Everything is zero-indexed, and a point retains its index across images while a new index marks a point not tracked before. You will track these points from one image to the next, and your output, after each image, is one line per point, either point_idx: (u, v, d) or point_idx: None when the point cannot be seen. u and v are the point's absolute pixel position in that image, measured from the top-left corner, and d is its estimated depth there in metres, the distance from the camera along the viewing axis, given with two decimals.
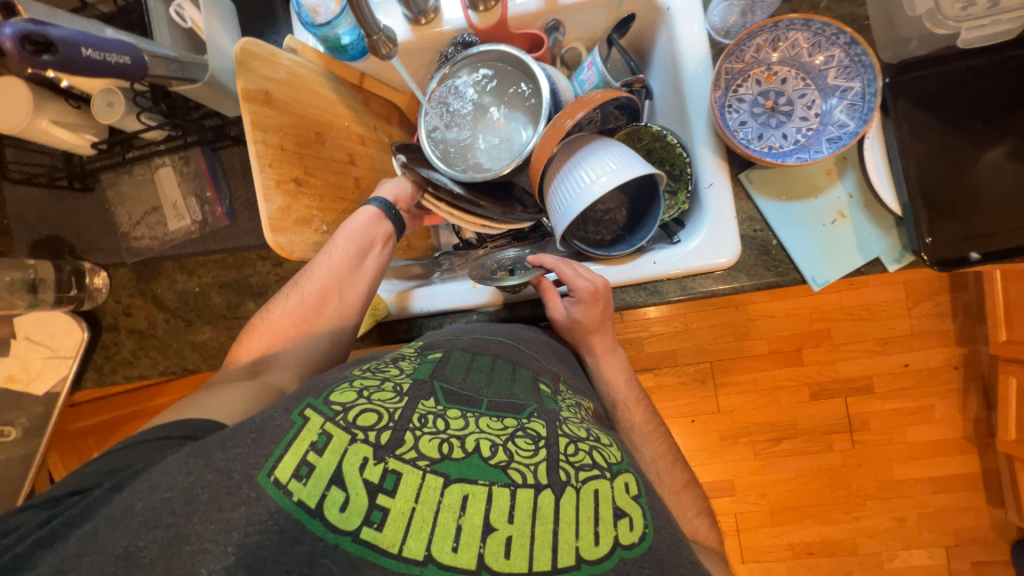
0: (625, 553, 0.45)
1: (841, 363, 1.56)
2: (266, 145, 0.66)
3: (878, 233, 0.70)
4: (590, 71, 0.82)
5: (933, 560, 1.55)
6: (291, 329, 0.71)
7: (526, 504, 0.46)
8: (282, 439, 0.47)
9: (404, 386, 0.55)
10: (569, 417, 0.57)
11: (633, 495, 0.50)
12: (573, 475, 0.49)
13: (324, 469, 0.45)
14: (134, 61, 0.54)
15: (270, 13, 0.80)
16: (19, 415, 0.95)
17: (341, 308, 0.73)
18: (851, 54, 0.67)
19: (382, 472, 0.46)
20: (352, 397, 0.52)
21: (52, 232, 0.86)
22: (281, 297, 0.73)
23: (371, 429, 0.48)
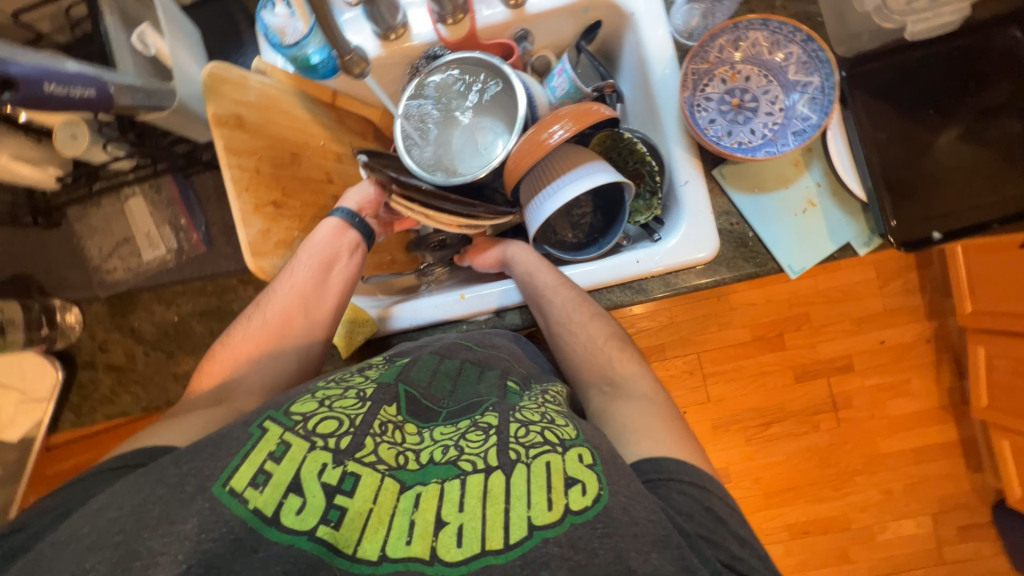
0: (576, 517, 0.45)
1: (822, 344, 1.61)
2: (241, 169, 0.65)
3: (846, 220, 0.73)
4: (561, 78, 0.83)
5: (922, 528, 1.60)
6: (255, 351, 0.69)
7: (476, 488, 0.48)
8: (238, 450, 0.47)
9: (368, 392, 0.58)
10: (525, 405, 0.59)
11: (587, 463, 0.49)
12: (523, 453, 0.50)
13: (281, 476, 0.46)
14: (99, 93, 0.54)
15: (237, 35, 0.79)
16: None
17: (309, 324, 0.73)
18: (808, 50, 0.70)
19: (341, 474, 0.47)
20: (313, 406, 0.53)
21: (19, 270, 0.83)
22: (243, 319, 0.72)
23: (331, 435, 0.50)
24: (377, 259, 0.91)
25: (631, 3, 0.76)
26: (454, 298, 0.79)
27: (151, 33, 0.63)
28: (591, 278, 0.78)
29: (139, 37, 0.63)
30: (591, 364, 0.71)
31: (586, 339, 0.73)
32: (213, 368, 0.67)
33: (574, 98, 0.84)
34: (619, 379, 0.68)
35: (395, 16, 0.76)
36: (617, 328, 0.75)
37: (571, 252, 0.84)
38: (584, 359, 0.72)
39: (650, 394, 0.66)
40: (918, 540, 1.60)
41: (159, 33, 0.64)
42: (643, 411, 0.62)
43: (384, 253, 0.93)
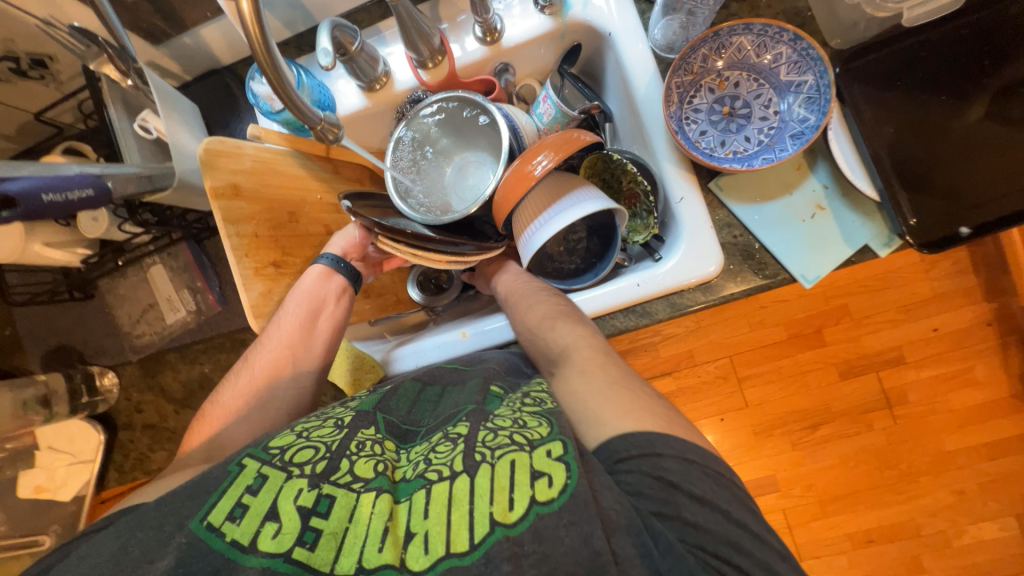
0: (542, 508, 0.46)
1: (865, 337, 1.51)
2: (240, 237, 0.69)
3: (861, 221, 0.68)
4: (546, 104, 0.82)
5: (1006, 532, 1.44)
6: (242, 408, 0.71)
7: (441, 494, 0.50)
8: (217, 488, 0.52)
9: (346, 419, 0.61)
10: (499, 412, 0.58)
11: (556, 455, 0.50)
12: (488, 454, 0.51)
13: (259, 506, 0.50)
14: (97, 190, 0.56)
15: (234, 103, 0.84)
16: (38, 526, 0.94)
17: (297, 376, 0.75)
18: (798, 49, 0.66)
19: (315, 496, 0.51)
20: (290, 439, 0.58)
21: (61, 341, 0.90)
22: (233, 376, 0.75)
23: (306, 463, 0.54)
24: (381, 301, 0.92)
25: (607, 23, 0.75)
26: (455, 337, 0.80)
27: (151, 118, 0.68)
28: (592, 305, 0.76)
29: (141, 124, 0.68)
30: (538, 350, 0.72)
31: (526, 329, 0.73)
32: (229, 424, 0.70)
33: (562, 121, 0.83)
34: (562, 353, 0.68)
35: (376, 68, 0.78)
36: (561, 304, 0.75)
37: (568, 281, 0.84)
38: (533, 346, 0.73)
39: (585, 366, 0.64)
40: (1003, 545, 1.45)
41: (157, 116, 0.69)
42: (595, 388, 0.60)
43: (388, 295, 0.93)
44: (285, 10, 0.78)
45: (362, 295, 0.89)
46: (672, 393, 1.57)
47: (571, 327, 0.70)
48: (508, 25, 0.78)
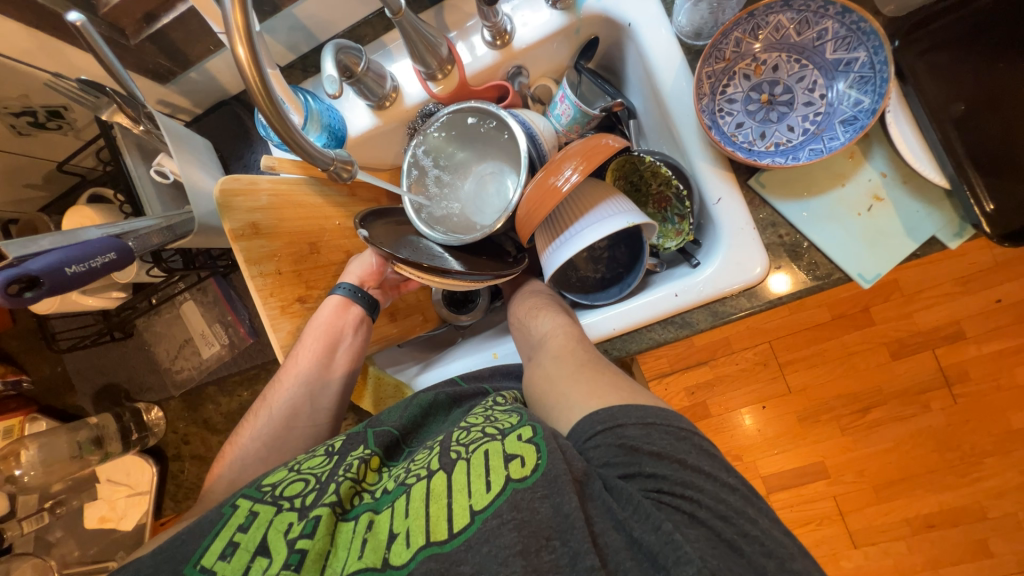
0: (518, 484, 0.49)
1: (919, 313, 1.38)
2: (264, 276, 0.69)
3: (926, 210, 0.61)
4: (564, 105, 0.76)
5: None
6: (261, 450, 0.71)
7: (421, 492, 0.52)
8: (210, 531, 0.53)
9: (337, 445, 0.64)
10: (473, 413, 0.63)
11: (526, 438, 0.53)
12: (464, 451, 0.55)
13: (249, 543, 0.52)
14: (118, 252, 0.54)
15: (247, 133, 0.82)
16: (92, 554, 0.96)
17: (313, 415, 0.74)
18: (848, 23, 0.59)
19: (304, 523, 0.53)
20: (283, 474, 0.60)
21: (108, 379, 0.93)
22: (251, 416, 0.74)
23: (296, 496, 0.56)
24: (409, 323, 0.90)
25: (626, 13, 0.69)
26: (487, 357, 0.81)
27: (167, 161, 0.67)
28: (626, 319, 0.70)
29: (157, 169, 0.68)
30: (522, 339, 0.76)
31: (515, 321, 0.79)
32: (267, 462, 0.70)
33: (582, 121, 0.78)
34: (541, 341, 0.71)
35: (384, 85, 0.74)
36: (547, 297, 0.78)
37: (592, 294, 0.80)
38: (519, 337, 0.77)
39: (556, 352, 0.66)
40: None
41: (171, 158, 0.68)
42: (572, 383, 0.61)
43: (415, 314, 0.91)
44: (287, 33, 0.75)
45: (389, 319, 0.87)
46: (710, 382, 1.47)
47: (552, 317, 0.73)
48: (519, 25, 0.73)
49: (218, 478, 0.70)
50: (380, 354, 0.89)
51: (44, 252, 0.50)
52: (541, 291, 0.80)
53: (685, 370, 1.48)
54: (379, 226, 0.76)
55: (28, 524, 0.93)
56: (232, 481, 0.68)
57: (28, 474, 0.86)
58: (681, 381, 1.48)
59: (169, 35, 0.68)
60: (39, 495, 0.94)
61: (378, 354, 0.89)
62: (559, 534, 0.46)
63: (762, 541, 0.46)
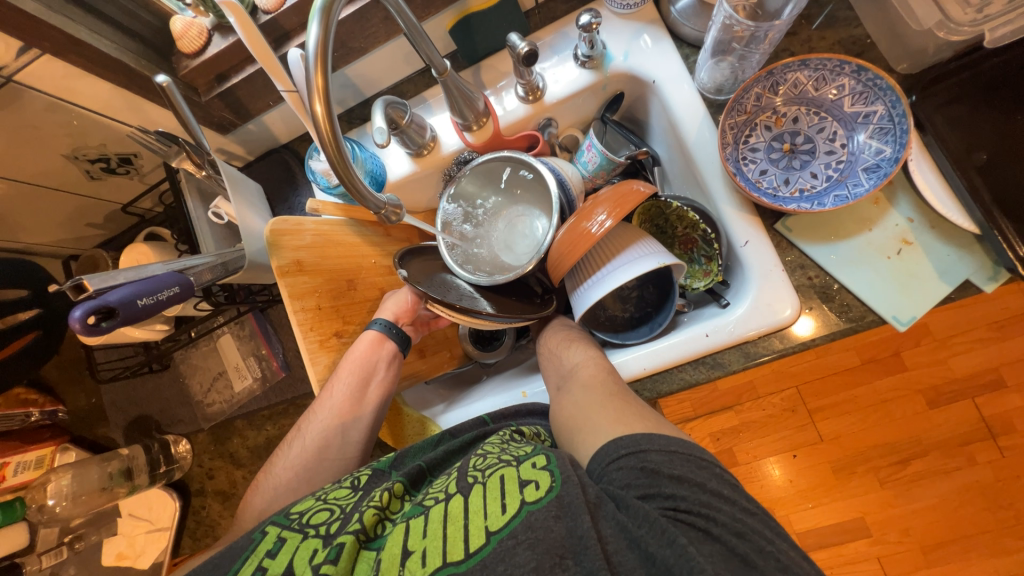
0: (532, 507, 0.49)
1: (954, 359, 1.33)
2: (305, 311, 0.72)
3: (956, 254, 0.62)
4: (590, 153, 0.81)
5: None
6: (293, 480, 0.70)
7: (439, 515, 0.51)
8: (239, 557, 0.53)
9: (361, 479, 0.63)
10: (492, 441, 0.63)
11: (541, 465, 0.53)
12: (480, 476, 0.54)
13: (276, 568, 0.51)
14: (181, 285, 0.59)
15: (292, 178, 0.89)
16: None
17: (344, 448, 0.73)
18: (863, 80, 0.63)
19: (327, 549, 0.51)
20: (310, 503, 0.59)
21: (140, 411, 0.95)
22: (286, 446, 0.75)
23: (322, 524, 0.55)
24: (437, 360, 0.91)
25: (651, 72, 0.74)
26: (515, 396, 0.79)
27: (223, 204, 0.73)
28: (657, 359, 0.70)
29: (215, 211, 0.74)
30: (552, 368, 0.75)
31: (547, 352, 0.78)
32: (298, 492, 0.69)
33: (608, 168, 0.82)
34: (570, 372, 0.70)
35: (423, 135, 0.80)
36: (581, 334, 0.78)
37: (622, 333, 0.80)
38: (546, 367, 0.76)
39: (588, 380, 0.66)
40: None
41: (228, 202, 0.73)
42: (596, 408, 0.61)
43: (442, 351, 0.92)
44: (338, 90, 0.82)
45: (418, 355, 0.88)
46: (735, 429, 1.42)
47: (584, 349, 0.73)
48: (550, 82, 0.79)
49: (249, 507, 0.70)
50: (409, 392, 0.90)
51: (118, 284, 0.54)
52: (570, 327, 0.81)
53: (708, 415, 1.44)
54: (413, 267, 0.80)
55: (46, 559, 0.92)
56: (264, 509, 0.68)
57: (60, 505, 0.86)
58: (705, 426, 1.44)
59: (235, 93, 0.75)
60: (60, 530, 0.92)
61: (409, 391, 0.89)
62: (573, 554, 0.45)
63: (783, 560, 0.43)
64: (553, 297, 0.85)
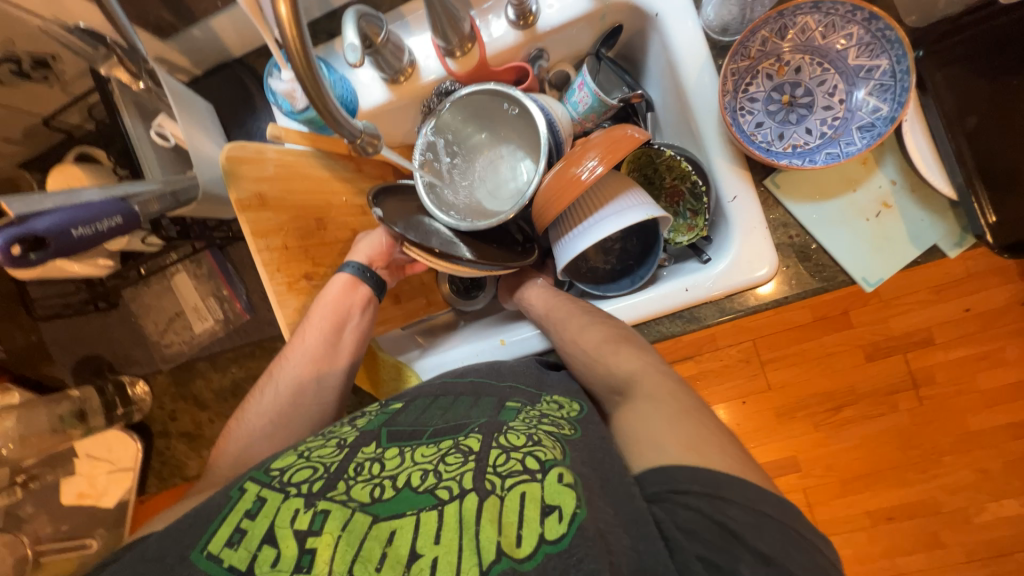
0: (552, 547, 0.39)
1: (898, 318, 1.30)
2: (270, 251, 0.66)
3: (931, 219, 0.63)
4: (582, 92, 0.75)
5: None
6: (267, 427, 0.68)
7: (451, 518, 0.42)
8: (216, 515, 0.47)
9: (349, 438, 0.55)
10: (514, 426, 0.51)
11: (567, 482, 0.43)
12: (499, 482, 0.44)
13: (254, 533, 0.44)
14: (125, 217, 0.54)
15: (249, 99, 0.79)
16: (65, 526, 0.93)
17: (320, 392, 0.71)
18: (873, 30, 0.60)
19: (310, 516, 0.45)
20: (292, 460, 0.53)
21: (89, 351, 0.89)
22: (257, 392, 0.72)
23: (304, 483, 0.48)
24: (412, 307, 0.89)
25: (654, 3, 0.68)
26: (493, 344, 0.77)
27: (168, 123, 0.64)
28: (637, 311, 0.71)
29: (157, 130, 0.64)
30: (597, 378, 0.65)
31: (580, 355, 0.67)
32: (274, 438, 0.68)
33: (599, 111, 0.77)
34: (627, 380, 0.61)
35: (400, 59, 0.72)
36: (615, 326, 0.68)
37: (603, 285, 0.80)
38: (590, 374, 0.66)
39: (655, 392, 0.56)
40: None
41: (174, 121, 0.64)
42: (659, 411, 0.53)
43: (419, 298, 0.90)
44: None
45: (394, 302, 0.87)
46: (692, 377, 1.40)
47: (636, 352, 0.64)
48: (545, 6, 0.71)
49: (222, 452, 0.67)
50: (384, 337, 0.87)
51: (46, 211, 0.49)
52: (612, 322, 0.69)
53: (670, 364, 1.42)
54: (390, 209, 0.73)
55: None
56: (239, 455, 0.66)
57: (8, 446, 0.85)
58: None
59: None
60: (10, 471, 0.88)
61: (384, 337, 0.87)
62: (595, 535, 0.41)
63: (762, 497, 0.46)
64: (534, 246, 0.83)
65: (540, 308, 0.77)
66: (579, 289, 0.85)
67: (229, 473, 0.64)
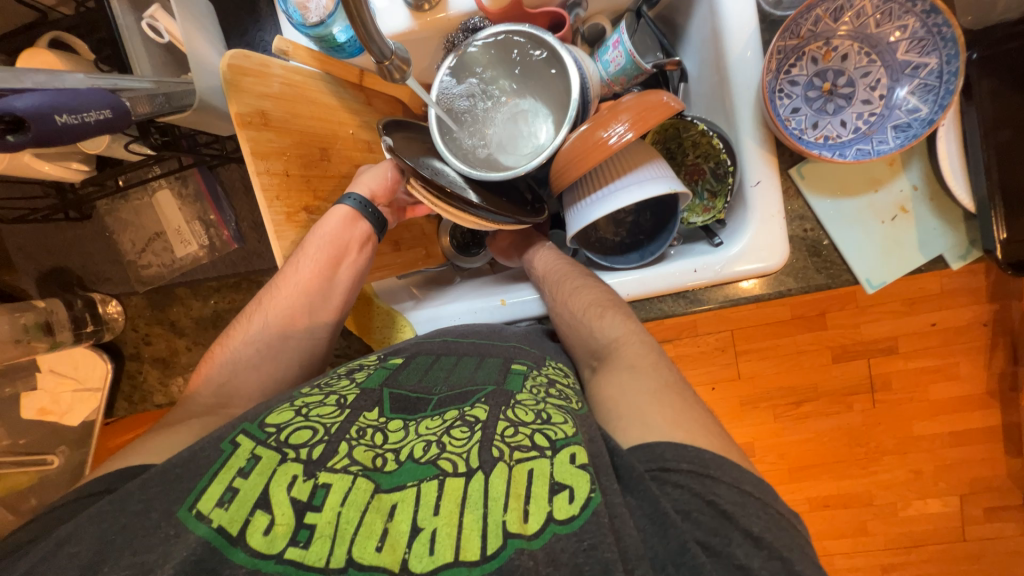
0: (560, 528, 0.40)
1: (867, 325, 1.34)
2: (270, 175, 0.61)
3: (943, 229, 0.63)
4: (616, 51, 0.70)
5: (1006, 534, 1.40)
6: (254, 357, 0.65)
7: (455, 493, 0.42)
8: (208, 471, 0.44)
9: (348, 397, 0.52)
10: (522, 399, 0.51)
11: (580, 463, 0.43)
12: (506, 453, 0.45)
13: (250, 492, 0.43)
14: (115, 111, 0.48)
15: (253, 5, 0.72)
16: (22, 441, 0.89)
17: (311, 327, 0.68)
18: (929, 25, 0.59)
19: (311, 488, 0.43)
20: (288, 416, 0.50)
21: (57, 262, 0.85)
22: (244, 319, 0.68)
23: (303, 446, 0.46)
24: (410, 256, 0.87)
25: None
26: (493, 304, 0.73)
27: (162, 16, 0.57)
28: (642, 287, 0.70)
29: (150, 23, 0.57)
30: (580, 340, 0.66)
31: (568, 316, 0.67)
32: (259, 369, 0.65)
33: (630, 74, 0.72)
34: (609, 347, 0.62)
35: None
36: (605, 290, 0.69)
37: (611, 257, 0.78)
38: (574, 338, 0.67)
39: (636, 362, 0.58)
40: (994, 544, 1.40)
41: (169, 15, 0.58)
42: (634, 382, 0.55)
43: (417, 249, 0.88)
44: None
45: (393, 248, 0.84)
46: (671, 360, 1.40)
47: (621, 319, 0.64)
48: None
49: (200, 379, 0.64)
50: (379, 284, 0.84)
51: (26, 92, 0.43)
52: (611, 295, 0.68)
53: None
54: (399, 141, 0.68)
55: None
56: (223, 385, 0.63)
57: None
58: None
59: None
60: None
61: (377, 283, 0.84)
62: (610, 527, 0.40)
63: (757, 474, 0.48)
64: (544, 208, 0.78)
65: (540, 266, 0.75)
66: (585, 258, 0.84)
67: (210, 406, 0.61)
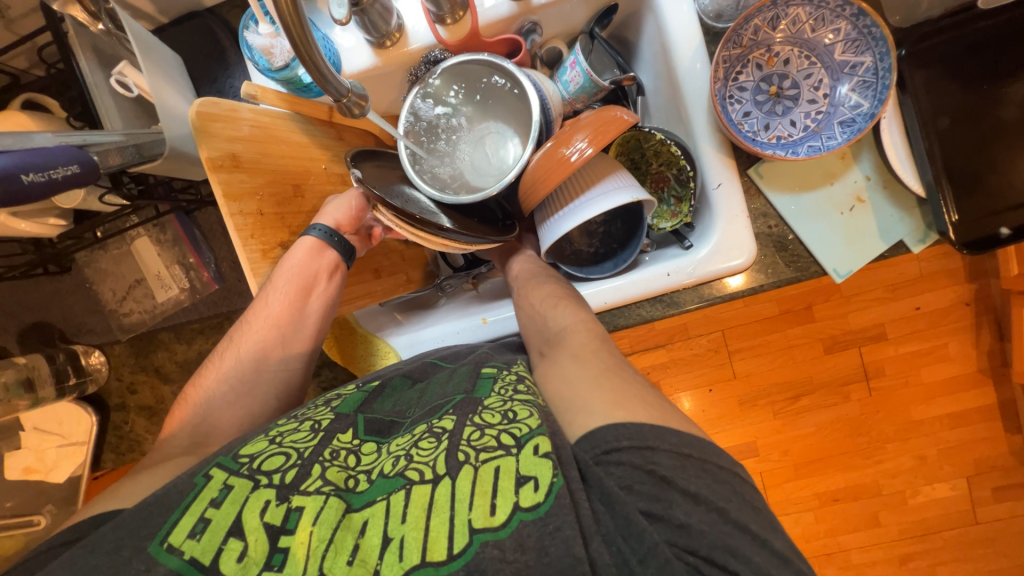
0: (526, 514, 0.40)
1: (853, 314, 1.36)
2: (244, 215, 0.63)
3: (900, 215, 0.66)
4: (573, 71, 0.74)
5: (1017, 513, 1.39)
6: (228, 394, 0.65)
7: (422, 499, 0.42)
8: (178, 505, 0.44)
9: (323, 422, 0.53)
10: (490, 401, 0.51)
11: (542, 452, 0.43)
12: (472, 455, 0.44)
13: (222, 520, 0.42)
14: (83, 166, 0.49)
15: (221, 53, 0.74)
16: (9, 501, 0.88)
17: (284, 359, 0.69)
18: (860, 26, 0.62)
19: (285, 512, 0.43)
20: (263, 445, 0.50)
21: (38, 318, 0.85)
22: (217, 358, 0.69)
23: (276, 471, 0.46)
24: (392, 282, 0.86)
25: None
26: (475, 323, 0.74)
27: (130, 72, 0.59)
28: (619, 294, 0.71)
29: (118, 78, 0.59)
30: (535, 329, 0.66)
31: (529, 307, 0.69)
32: (236, 406, 0.65)
33: (590, 91, 0.75)
34: (558, 335, 0.62)
35: (388, 21, 0.68)
36: (566, 288, 0.71)
37: (586, 268, 0.80)
38: (529, 326, 0.68)
39: (579, 349, 0.58)
40: (1006, 524, 1.39)
41: (138, 70, 0.60)
42: (577, 370, 0.55)
43: (398, 274, 0.87)
44: None
45: (372, 275, 0.84)
46: (663, 365, 1.40)
47: (573, 310, 0.65)
48: None
49: (178, 421, 0.64)
50: (361, 313, 0.85)
51: None
52: (572, 294, 0.69)
53: (642, 353, 1.40)
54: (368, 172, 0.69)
55: None
56: (198, 424, 0.63)
57: None
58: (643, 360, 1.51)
59: None
60: None
61: (360, 311, 0.85)
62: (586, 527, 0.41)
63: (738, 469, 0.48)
64: (515, 225, 0.80)
65: (518, 270, 0.79)
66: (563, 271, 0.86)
67: (190, 446, 0.60)
